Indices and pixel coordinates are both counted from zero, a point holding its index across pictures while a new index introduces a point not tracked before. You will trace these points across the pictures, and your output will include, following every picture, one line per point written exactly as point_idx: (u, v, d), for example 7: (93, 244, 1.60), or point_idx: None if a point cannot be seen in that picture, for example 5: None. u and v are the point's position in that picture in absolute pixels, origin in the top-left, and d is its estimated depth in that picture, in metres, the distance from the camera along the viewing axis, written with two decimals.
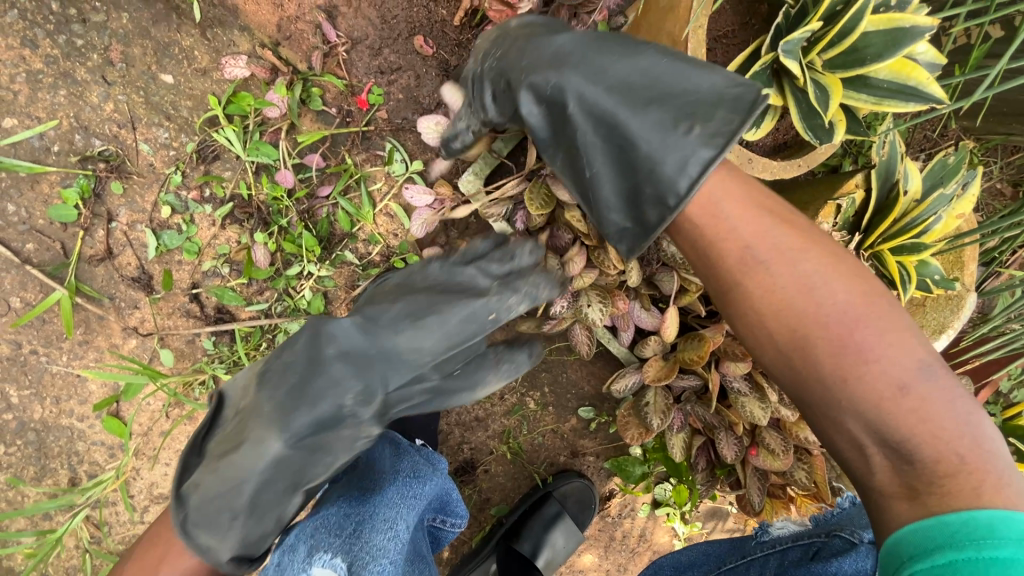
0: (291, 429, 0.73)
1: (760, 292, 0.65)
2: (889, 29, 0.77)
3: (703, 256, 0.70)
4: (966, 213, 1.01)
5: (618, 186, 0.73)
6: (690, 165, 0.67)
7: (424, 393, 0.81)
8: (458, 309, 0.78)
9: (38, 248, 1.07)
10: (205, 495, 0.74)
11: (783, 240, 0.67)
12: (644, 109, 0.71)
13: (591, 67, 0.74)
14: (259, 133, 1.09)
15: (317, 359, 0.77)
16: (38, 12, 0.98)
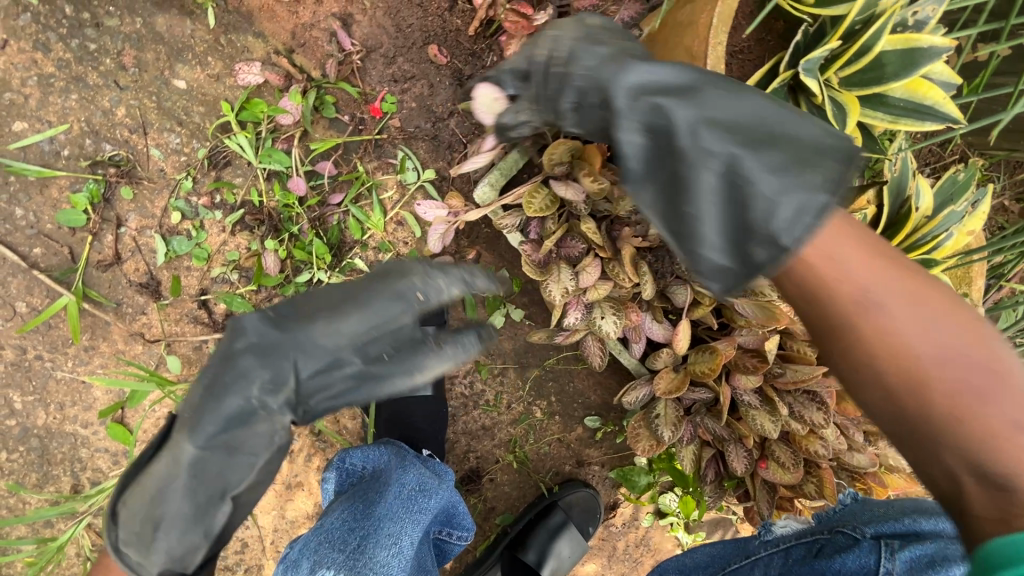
0: (200, 430, 0.68)
1: (867, 329, 0.56)
2: (906, 48, 0.78)
3: (797, 287, 0.60)
4: (977, 229, 1.01)
5: (718, 225, 0.60)
6: (808, 215, 0.56)
7: (350, 379, 0.72)
8: (381, 293, 0.73)
9: (45, 252, 1.06)
10: (130, 511, 0.69)
11: (887, 267, 0.58)
12: (756, 150, 0.60)
13: (695, 94, 0.62)
14: (271, 140, 1.08)
15: (230, 360, 0.70)
16: (52, 16, 0.98)
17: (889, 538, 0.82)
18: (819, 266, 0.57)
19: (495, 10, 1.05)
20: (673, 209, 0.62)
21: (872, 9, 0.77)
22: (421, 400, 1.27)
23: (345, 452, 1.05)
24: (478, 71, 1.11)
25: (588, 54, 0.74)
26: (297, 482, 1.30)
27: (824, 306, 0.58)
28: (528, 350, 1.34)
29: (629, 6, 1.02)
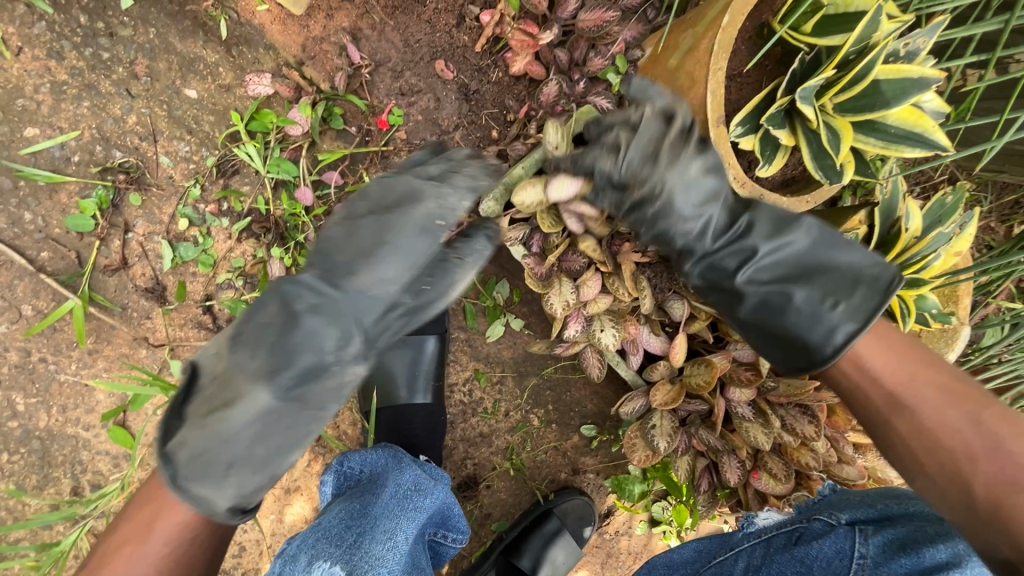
0: (276, 379, 0.66)
1: (904, 427, 0.68)
2: (898, 78, 0.82)
3: (849, 396, 0.74)
4: (964, 250, 1.05)
5: (766, 338, 0.79)
6: (836, 336, 0.72)
7: (403, 318, 0.76)
8: (414, 228, 0.75)
9: (52, 256, 1.07)
10: (194, 455, 0.65)
11: (921, 375, 0.69)
12: (799, 282, 0.75)
13: (744, 233, 0.78)
14: (279, 150, 1.10)
15: (291, 312, 0.69)
16: (66, 24, 0.99)
17: (863, 524, 0.86)
18: (852, 373, 0.73)
19: (502, 28, 1.08)
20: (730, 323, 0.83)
21: (867, 40, 0.79)
22: (420, 406, 1.29)
23: (343, 455, 1.08)
24: (484, 87, 1.14)
25: (676, 188, 0.77)
26: (296, 486, 1.31)
27: (869, 409, 0.72)
28: (526, 360, 1.36)
29: (632, 27, 1.05)
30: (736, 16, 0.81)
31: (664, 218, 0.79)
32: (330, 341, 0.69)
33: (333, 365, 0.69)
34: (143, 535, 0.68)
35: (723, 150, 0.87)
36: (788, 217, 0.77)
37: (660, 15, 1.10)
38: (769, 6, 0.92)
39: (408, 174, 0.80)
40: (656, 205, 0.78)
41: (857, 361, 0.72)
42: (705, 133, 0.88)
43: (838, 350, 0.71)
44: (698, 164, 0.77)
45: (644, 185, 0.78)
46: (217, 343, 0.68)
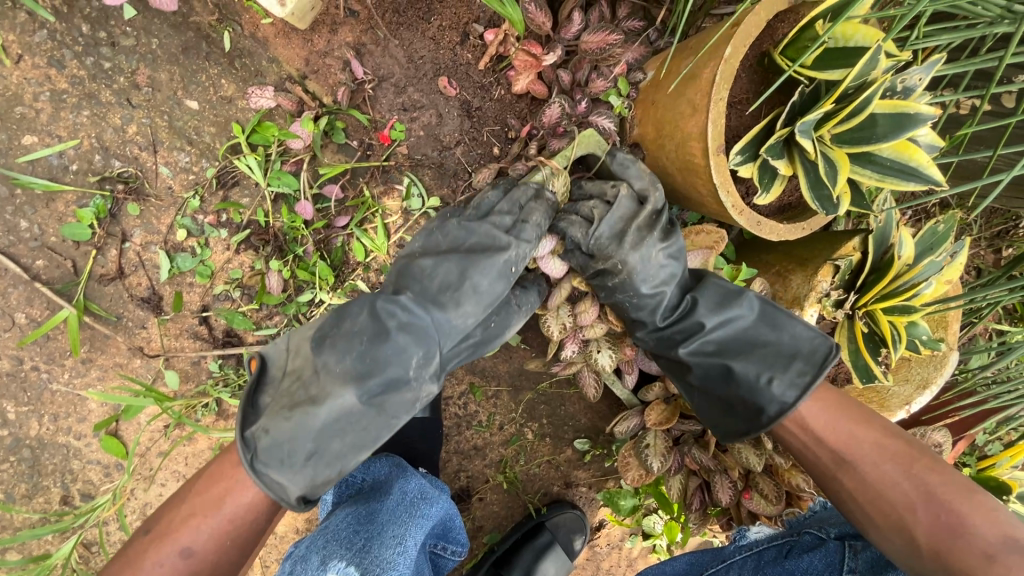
0: (365, 385, 0.79)
1: (852, 483, 0.83)
2: (895, 113, 0.83)
3: (802, 455, 0.89)
4: (954, 279, 1.07)
5: (712, 399, 0.95)
6: (775, 405, 0.88)
7: (470, 348, 0.93)
8: (494, 267, 0.88)
9: (48, 265, 1.06)
10: (274, 442, 0.77)
11: (855, 431, 0.85)
12: (741, 357, 0.91)
13: (701, 313, 0.92)
14: (280, 162, 1.10)
15: (382, 324, 0.83)
16: (68, 33, 0.99)
17: (852, 538, 0.92)
18: (801, 433, 0.88)
19: (506, 46, 1.08)
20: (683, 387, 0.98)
21: (865, 77, 0.81)
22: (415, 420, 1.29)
23: None
24: (486, 104, 1.14)
25: (636, 268, 0.90)
26: None
27: (822, 467, 0.87)
28: (522, 374, 1.36)
29: (635, 50, 1.06)
30: (738, 49, 0.83)
31: (622, 294, 0.93)
32: (414, 358, 0.83)
33: (412, 380, 0.83)
34: (214, 507, 0.78)
35: (723, 179, 0.89)
36: (732, 296, 0.92)
37: (662, 38, 1.11)
38: (770, 36, 0.93)
39: (487, 222, 0.91)
40: (615, 280, 0.92)
41: (800, 422, 0.88)
42: (704, 161, 0.89)
43: (776, 418, 0.88)
44: (660, 247, 0.91)
45: (609, 262, 0.91)
46: (304, 348, 0.82)
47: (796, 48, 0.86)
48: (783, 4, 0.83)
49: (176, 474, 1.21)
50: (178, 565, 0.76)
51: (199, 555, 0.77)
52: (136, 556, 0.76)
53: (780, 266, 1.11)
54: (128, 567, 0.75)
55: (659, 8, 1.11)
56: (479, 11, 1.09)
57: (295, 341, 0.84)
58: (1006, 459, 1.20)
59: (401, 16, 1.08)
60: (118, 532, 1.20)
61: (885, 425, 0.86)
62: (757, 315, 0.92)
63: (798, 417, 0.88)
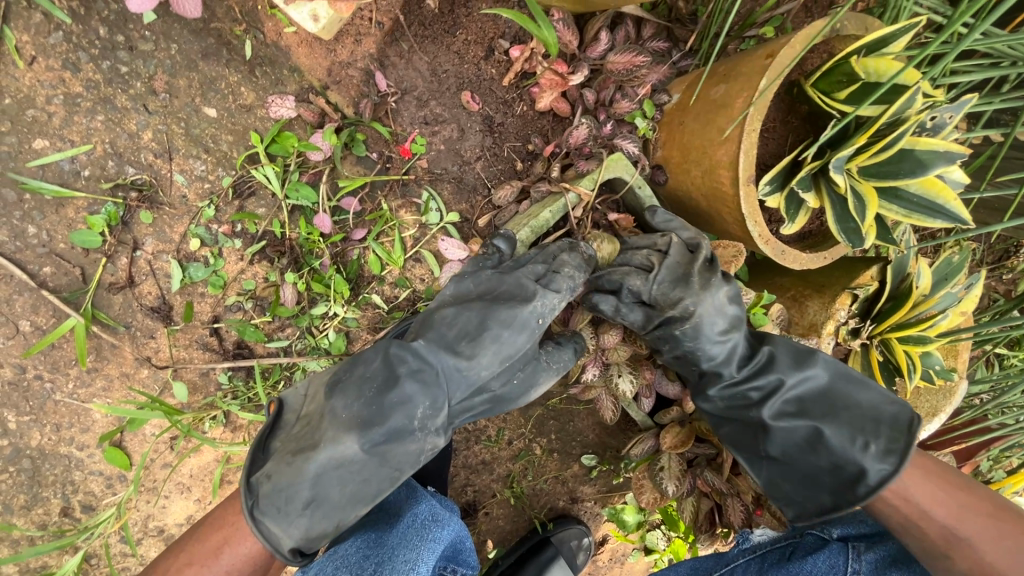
0: (370, 434, 0.79)
1: (966, 563, 0.83)
2: (925, 151, 0.83)
3: (908, 534, 0.86)
4: (968, 310, 1.08)
5: (792, 467, 0.92)
6: (871, 475, 0.85)
7: (484, 403, 0.91)
8: (516, 318, 0.87)
9: (55, 272, 1.03)
10: (275, 488, 0.77)
11: (962, 508, 0.85)
12: (826, 420, 0.89)
13: (782, 375, 0.90)
14: (298, 173, 1.08)
15: (392, 371, 0.83)
16: (84, 35, 0.96)
17: (853, 540, 0.99)
18: (907, 509, 0.86)
19: (532, 63, 1.07)
20: (756, 455, 0.94)
21: (899, 114, 0.82)
22: None
23: None
24: (508, 120, 1.12)
25: (706, 316, 0.89)
26: None
27: (930, 544, 0.85)
28: None
29: (660, 72, 1.05)
30: (773, 80, 0.83)
31: (694, 344, 0.91)
32: (419, 408, 0.82)
33: (415, 432, 0.82)
34: (214, 555, 0.80)
35: (751, 210, 0.89)
36: (809, 356, 0.91)
37: (687, 59, 1.10)
38: (800, 66, 0.94)
39: (518, 272, 0.90)
40: (686, 326, 0.90)
41: (902, 494, 0.86)
42: (733, 190, 0.89)
43: (875, 485, 0.84)
44: (725, 291, 0.90)
45: (678, 307, 0.89)
46: (320, 392, 0.85)
47: (830, 81, 0.87)
48: (820, 38, 0.83)
49: (182, 486, 1.18)
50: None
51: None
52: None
53: (795, 291, 1.10)
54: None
55: (684, 30, 1.11)
56: (505, 26, 1.08)
57: (312, 388, 0.88)
58: (1009, 485, 1.21)
59: (426, 29, 1.06)
60: (121, 545, 1.18)
61: (978, 493, 0.87)
62: (836, 376, 0.91)
63: (904, 492, 0.86)
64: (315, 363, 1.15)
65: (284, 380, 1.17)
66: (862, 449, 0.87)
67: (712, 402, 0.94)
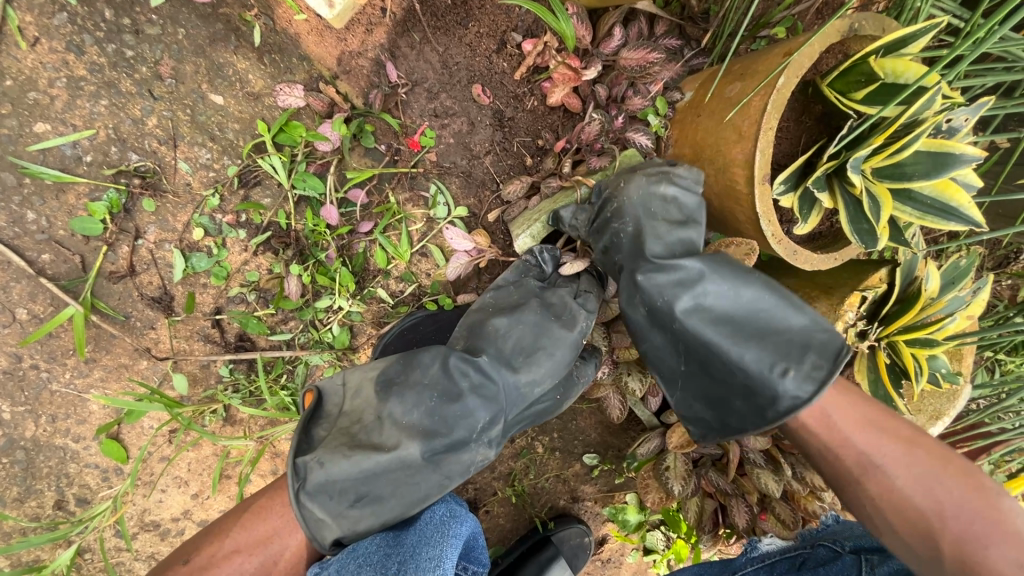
0: (431, 441, 0.85)
1: (877, 490, 0.80)
2: (939, 152, 0.83)
3: (825, 458, 0.85)
4: (975, 314, 1.07)
5: (703, 381, 0.89)
6: (784, 402, 0.81)
7: (527, 418, 0.97)
8: (566, 339, 0.94)
9: (54, 259, 1.01)
10: (327, 478, 0.80)
11: (891, 442, 0.80)
12: (745, 343, 0.85)
13: (710, 290, 0.86)
14: (305, 164, 1.06)
15: (451, 384, 0.88)
16: (89, 18, 0.95)
17: (869, 552, 0.93)
18: (825, 436, 0.84)
19: (545, 58, 1.05)
20: (675, 370, 0.91)
21: (917, 115, 0.81)
22: None
23: None
24: (519, 114, 1.11)
25: (637, 203, 0.90)
26: None
27: (842, 471, 0.83)
28: None
29: (674, 69, 1.04)
30: (792, 78, 0.81)
31: (619, 226, 0.92)
32: (479, 420, 0.88)
33: (470, 441, 0.88)
34: (258, 547, 0.85)
35: (765, 208, 0.87)
36: (747, 273, 0.85)
37: (700, 58, 1.10)
38: (815, 66, 0.93)
39: (560, 290, 0.98)
40: (617, 207, 0.92)
41: (821, 417, 0.84)
42: (748, 189, 0.88)
43: (784, 412, 0.81)
44: (665, 185, 0.89)
45: (611, 189, 0.94)
46: (367, 389, 0.87)
47: (847, 81, 0.86)
48: (838, 37, 0.82)
49: (179, 480, 1.16)
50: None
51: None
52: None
53: (803, 292, 1.09)
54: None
55: (697, 28, 1.10)
56: (519, 19, 1.05)
57: (355, 385, 0.89)
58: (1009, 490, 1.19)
59: (439, 20, 1.04)
60: (116, 539, 1.16)
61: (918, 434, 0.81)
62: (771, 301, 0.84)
63: (821, 417, 0.84)
64: (318, 357, 1.14)
65: (287, 373, 1.15)
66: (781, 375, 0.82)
67: (633, 307, 0.90)
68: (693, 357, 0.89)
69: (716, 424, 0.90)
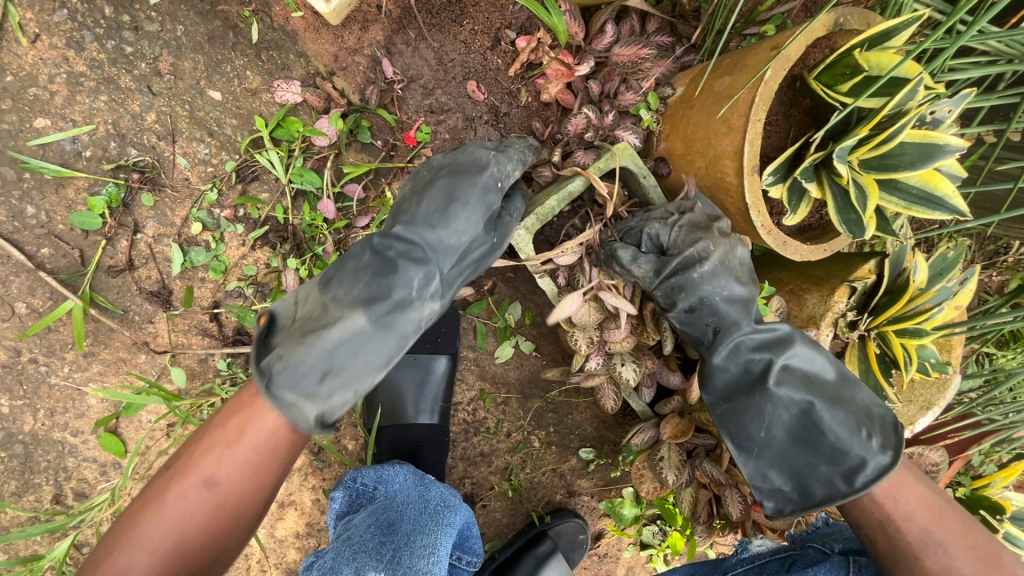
0: (375, 305, 0.78)
1: (937, 568, 0.78)
2: (924, 143, 0.84)
3: (882, 531, 0.82)
4: (964, 305, 1.09)
5: (783, 450, 0.89)
6: (870, 469, 0.82)
7: (469, 268, 0.91)
8: (477, 184, 0.86)
9: (53, 253, 1.02)
10: (288, 365, 0.74)
11: (951, 523, 0.80)
12: (830, 407, 0.86)
13: (793, 353, 0.88)
14: (303, 159, 1.08)
15: (385, 258, 0.82)
16: (89, 15, 0.96)
17: (858, 554, 0.94)
18: (890, 507, 0.81)
19: (538, 54, 1.06)
20: (755, 437, 0.90)
21: (902, 106, 0.83)
22: (426, 426, 1.31)
23: (357, 471, 1.04)
24: (514, 110, 1.12)
25: (723, 267, 0.90)
26: (290, 500, 1.29)
27: (901, 547, 0.80)
28: (533, 382, 1.36)
29: (665, 66, 1.06)
30: (778, 70, 0.83)
31: (711, 288, 0.90)
32: (417, 278, 0.81)
33: (415, 299, 0.81)
34: (237, 436, 0.74)
35: (755, 199, 0.89)
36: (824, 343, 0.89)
37: (690, 54, 1.12)
38: (802, 60, 0.95)
39: (471, 146, 0.92)
40: (705, 268, 0.90)
41: (889, 491, 0.82)
42: (737, 180, 0.89)
43: (873, 476, 0.81)
44: (741, 248, 0.92)
45: (695, 246, 0.90)
46: (311, 289, 0.82)
47: (833, 74, 0.88)
48: (824, 30, 0.84)
49: None
50: (205, 494, 0.73)
51: (224, 486, 0.73)
52: (159, 491, 0.73)
53: (795, 284, 1.10)
54: (152, 499, 0.72)
55: (688, 26, 1.12)
56: (512, 17, 1.07)
57: (297, 297, 0.81)
58: (1000, 480, 1.20)
59: (434, 17, 1.05)
60: None
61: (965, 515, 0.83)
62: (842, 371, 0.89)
63: (888, 488, 0.82)
64: None
65: None
66: (865, 440, 0.84)
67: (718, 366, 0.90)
68: (776, 423, 0.89)
69: (796, 491, 0.89)
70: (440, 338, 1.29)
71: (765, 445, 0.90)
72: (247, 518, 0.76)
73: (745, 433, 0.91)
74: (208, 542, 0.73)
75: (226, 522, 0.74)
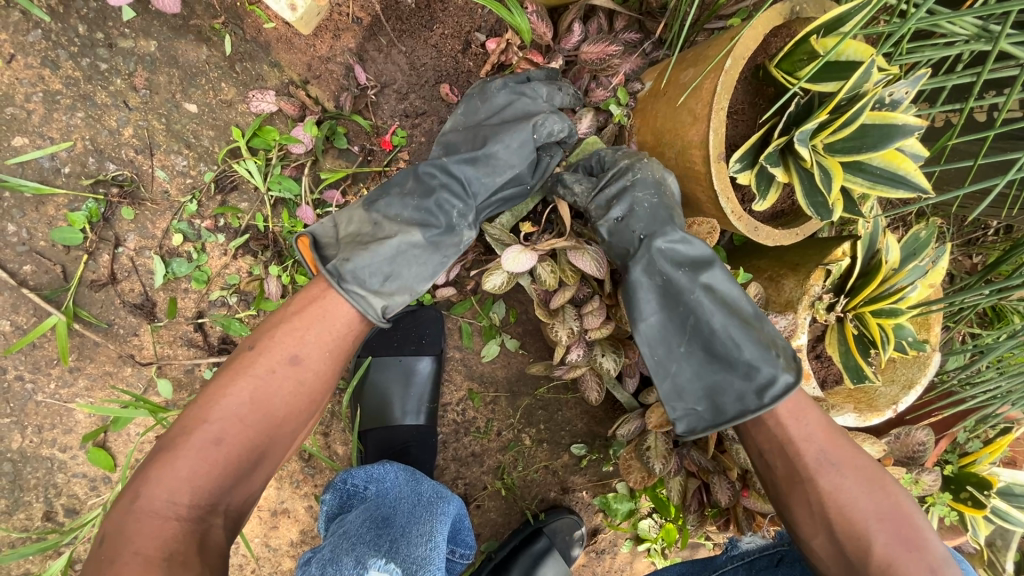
0: (429, 226, 0.93)
1: (828, 487, 0.82)
2: (884, 124, 0.86)
3: (779, 454, 0.86)
4: (937, 283, 1.09)
5: (700, 369, 0.91)
6: (776, 385, 0.84)
7: (499, 202, 1.02)
8: (522, 130, 0.97)
9: (35, 270, 1.03)
10: (357, 269, 0.86)
11: (842, 446, 0.85)
12: (743, 327, 0.88)
13: (715, 274, 0.89)
14: (281, 167, 1.10)
15: (428, 185, 0.95)
16: (62, 34, 0.98)
17: None
18: (792, 430, 0.85)
19: (508, 55, 1.08)
20: (674, 354, 0.92)
21: (858, 88, 0.84)
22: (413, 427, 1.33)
23: (348, 472, 1.06)
24: None
25: (650, 186, 0.93)
26: (283, 509, 1.30)
27: (797, 467, 0.84)
28: (521, 379, 1.37)
29: (632, 61, 1.08)
30: (738, 59, 0.85)
31: (637, 200, 0.93)
32: (454, 206, 0.95)
33: (456, 224, 0.95)
34: (312, 321, 0.84)
35: (723, 186, 0.91)
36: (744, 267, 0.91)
37: (658, 50, 1.13)
38: (764, 50, 0.98)
39: (524, 96, 1.01)
40: (632, 181, 0.94)
41: (793, 419, 0.85)
42: (705, 168, 0.91)
43: (781, 393, 0.84)
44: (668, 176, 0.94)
45: (627, 162, 0.96)
46: (356, 213, 0.92)
47: (792, 61, 0.90)
48: (781, 19, 0.86)
49: None
50: (289, 369, 0.82)
51: (304, 361, 0.83)
52: (244, 365, 0.81)
53: (773, 271, 1.11)
54: (239, 372, 0.80)
55: (655, 22, 1.14)
56: (482, 20, 1.09)
57: (342, 222, 0.92)
58: (986, 456, 1.21)
59: (404, 23, 1.07)
60: None
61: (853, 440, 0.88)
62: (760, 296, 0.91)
63: (790, 415, 0.85)
64: None
65: None
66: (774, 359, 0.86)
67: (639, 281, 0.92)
68: (691, 340, 0.91)
69: (708, 407, 0.90)
70: (424, 339, 1.32)
71: (682, 363, 0.91)
72: (318, 399, 0.86)
73: (664, 351, 0.92)
74: (286, 416, 0.82)
75: (303, 399, 0.83)
